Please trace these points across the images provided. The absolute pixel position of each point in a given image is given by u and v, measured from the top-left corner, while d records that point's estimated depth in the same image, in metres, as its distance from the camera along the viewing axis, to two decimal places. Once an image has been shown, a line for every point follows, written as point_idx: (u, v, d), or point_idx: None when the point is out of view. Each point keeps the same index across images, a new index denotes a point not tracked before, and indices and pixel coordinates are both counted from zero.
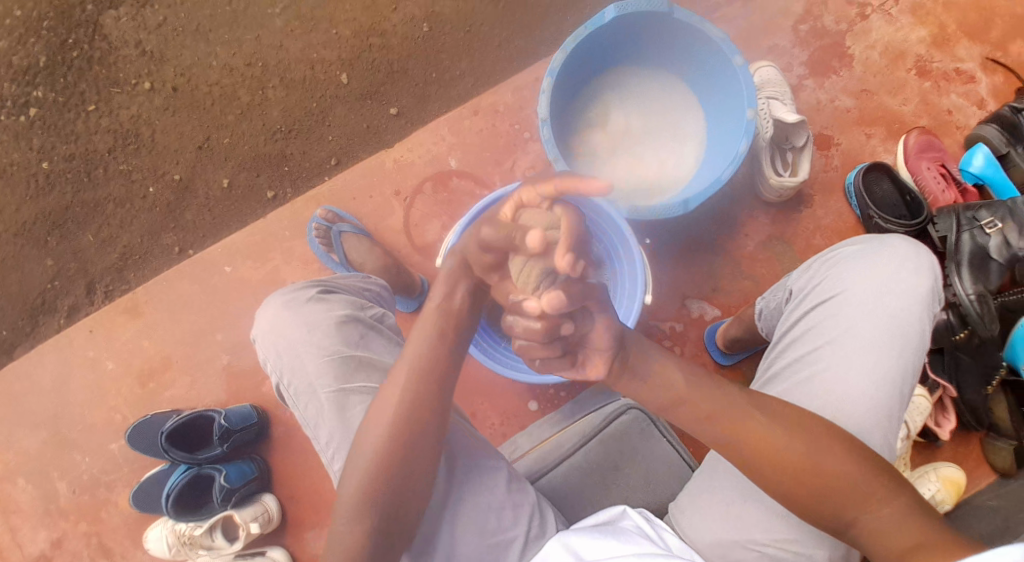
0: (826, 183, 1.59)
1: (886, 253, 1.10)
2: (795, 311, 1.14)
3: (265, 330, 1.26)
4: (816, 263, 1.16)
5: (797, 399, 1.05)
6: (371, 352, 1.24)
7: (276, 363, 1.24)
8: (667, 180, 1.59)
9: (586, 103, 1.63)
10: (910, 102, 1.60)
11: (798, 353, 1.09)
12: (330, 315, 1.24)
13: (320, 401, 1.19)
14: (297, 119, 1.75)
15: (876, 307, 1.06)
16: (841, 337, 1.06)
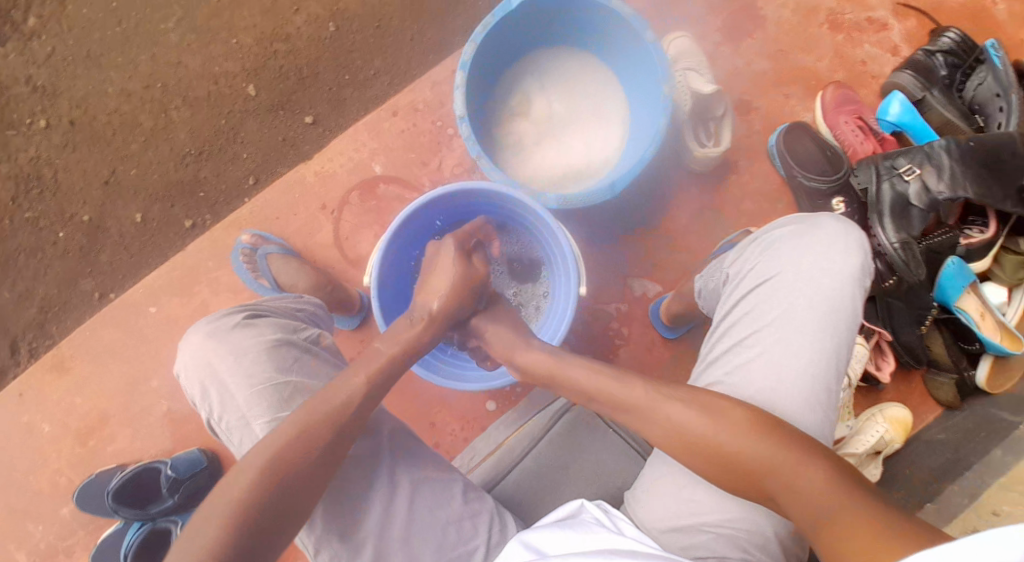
0: (750, 148, 1.61)
1: (817, 234, 1.15)
2: (733, 293, 1.19)
3: (188, 365, 1.18)
4: (752, 245, 1.21)
5: (740, 380, 1.11)
6: (307, 374, 1.17)
7: (204, 399, 1.16)
8: (596, 161, 1.58)
9: (505, 93, 1.61)
10: (824, 58, 1.62)
11: (739, 336, 1.14)
12: (260, 341, 1.18)
13: (256, 434, 1.12)
14: (207, 140, 1.67)
15: (810, 290, 1.12)
16: (778, 318, 1.12)
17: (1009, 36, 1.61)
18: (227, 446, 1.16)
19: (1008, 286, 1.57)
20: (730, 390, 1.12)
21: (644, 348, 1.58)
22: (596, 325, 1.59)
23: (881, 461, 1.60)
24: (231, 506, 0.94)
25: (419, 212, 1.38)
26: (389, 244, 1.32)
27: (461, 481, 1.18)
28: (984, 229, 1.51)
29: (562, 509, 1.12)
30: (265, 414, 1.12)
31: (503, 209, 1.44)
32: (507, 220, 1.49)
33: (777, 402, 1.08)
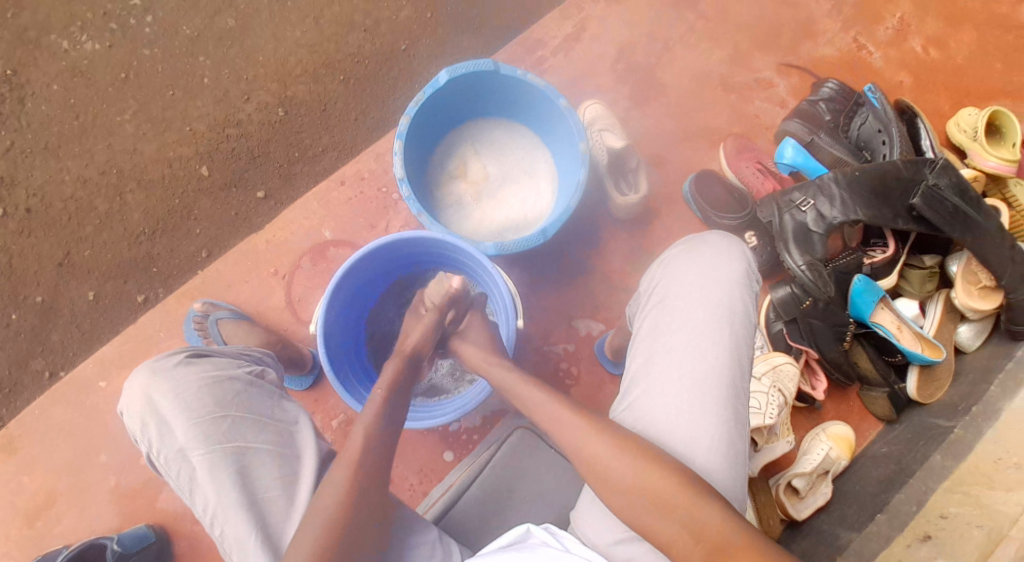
0: (669, 196, 1.76)
1: (706, 248, 1.26)
2: (641, 313, 1.26)
3: (130, 400, 1.19)
4: (653, 267, 1.30)
5: (657, 386, 1.16)
6: (247, 409, 1.21)
7: (143, 432, 1.17)
8: (530, 216, 1.70)
9: (441, 159, 1.74)
10: (724, 114, 1.82)
11: (647, 351, 1.20)
12: (202, 377, 1.21)
13: (193, 466, 1.15)
14: (160, 219, 1.74)
15: (707, 295, 1.20)
16: (679, 329, 1.19)
17: (884, 83, 1.85)
18: (163, 480, 1.18)
19: (919, 300, 1.72)
20: (643, 396, 1.17)
21: (593, 385, 1.66)
22: (545, 366, 1.66)
23: (830, 479, 1.66)
24: None
25: (363, 264, 1.46)
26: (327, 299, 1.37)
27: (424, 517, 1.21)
28: (885, 247, 1.66)
29: (507, 534, 1.10)
30: (205, 449, 1.16)
31: (443, 256, 1.55)
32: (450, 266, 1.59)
33: (683, 407, 1.14)
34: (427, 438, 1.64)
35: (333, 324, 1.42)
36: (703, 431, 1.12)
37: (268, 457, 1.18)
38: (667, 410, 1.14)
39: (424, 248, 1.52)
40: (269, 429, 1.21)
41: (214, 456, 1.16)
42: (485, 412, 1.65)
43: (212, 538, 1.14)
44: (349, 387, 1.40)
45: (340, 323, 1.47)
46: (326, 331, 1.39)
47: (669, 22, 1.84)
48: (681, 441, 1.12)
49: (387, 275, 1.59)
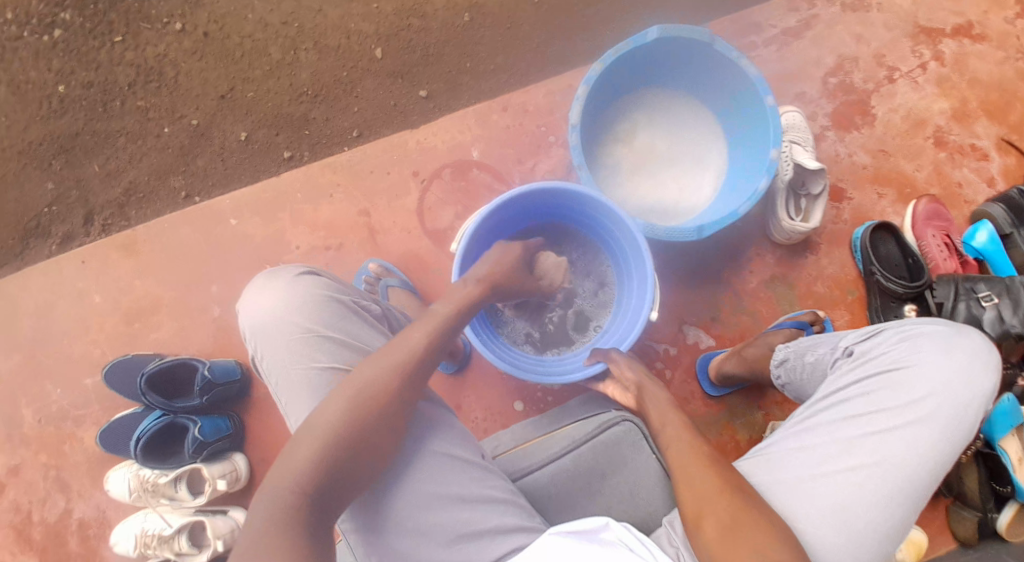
0: (834, 234, 1.64)
1: (961, 342, 1.12)
2: (849, 371, 1.15)
3: (247, 304, 1.14)
4: (880, 330, 1.17)
5: (842, 451, 1.07)
6: (353, 335, 1.12)
7: (253, 336, 1.12)
8: (684, 206, 1.62)
9: (615, 118, 1.65)
10: (923, 169, 1.66)
11: (846, 413, 1.11)
12: (315, 291, 1.13)
13: (290, 379, 1.08)
14: (325, 85, 1.74)
15: (940, 391, 1.09)
16: (893, 409, 1.09)
17: None
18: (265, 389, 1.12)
19: None
20: (820, 453, 1.08)
21: (682, 396, 1.61)
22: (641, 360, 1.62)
23: None
24: (309, 464, 0.95)
25: (519, 199, 1.43)
26: (487, 218, 1.34)
27: (438, 437, 1.11)
28: None
29: (582, 521, 1.06)
30: (304, 364, 1.08)
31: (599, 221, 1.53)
32: (599, 231, 1.57)
33: (864, 486, 1.04)
34: (501, 385, 1.63)
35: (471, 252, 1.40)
36: (873, 519, 1.03)
37: None
38: (843, 480, 1.05)
39: (586, 207, 1.50)
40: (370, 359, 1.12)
41: (312, 371, 1.08)
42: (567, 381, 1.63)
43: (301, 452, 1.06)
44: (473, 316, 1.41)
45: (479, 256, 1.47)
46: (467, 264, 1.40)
47: (899, 54, 1.68)
48: (838, 513, 1.03)
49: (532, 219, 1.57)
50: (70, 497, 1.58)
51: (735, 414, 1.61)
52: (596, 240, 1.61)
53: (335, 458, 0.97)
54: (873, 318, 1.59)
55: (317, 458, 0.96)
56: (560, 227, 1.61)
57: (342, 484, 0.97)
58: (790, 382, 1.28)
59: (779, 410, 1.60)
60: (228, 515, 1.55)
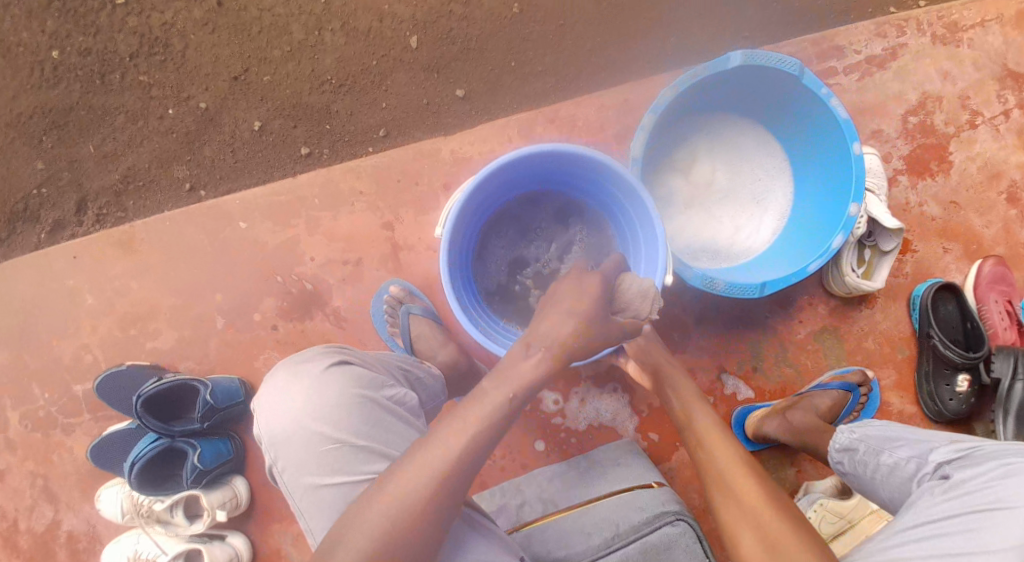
0: (892, 288, 1.56)
1: None
2: (942, 497, 1.09)
3: (268, 402, 1.13)
4: (979, 456, 1.10)
5: None
6: (381, 442, 1.11)
7: (275, 443, 1.10)
8: (736, 246, 1.51)
9: (676, 145, 1.52)
10: (992, 226, 1.55)
11: (937, 548, 1.04)
12: (343, 394, 1.11)
13: (315, 493, 1.09)
14: (351, 74, 1.55)
15: None
16: (996, 552, 1.01)
17: None
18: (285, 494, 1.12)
19: None
20: None
21: None
22: None
23: None
24: None
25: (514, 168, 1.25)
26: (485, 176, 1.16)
27: (477, 546, 1.09)
28: None
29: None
30: (329, 479, 1.08)
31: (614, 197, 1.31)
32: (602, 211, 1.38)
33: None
34: (526, 423, 1.54)
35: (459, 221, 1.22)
36: None
37: None
38: None
39: (601, 178, 1.28)
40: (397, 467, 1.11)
41: (335, 488, 1.08)
42: (592, 423, 1.54)
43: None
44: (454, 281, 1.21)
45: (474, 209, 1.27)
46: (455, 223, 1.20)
47: (984, 98, 1.55)
48: None
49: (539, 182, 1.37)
50: (57, 511, 1.46)
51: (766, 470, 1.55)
52: (605, 220, 1.39)
53: None
54: (921, 382, 1.53)
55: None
56: (570, 200, 1.40)
57: None
58: (856, 474, 1.26)
59: (811, 467, 1.55)
60: (227, 542, 1.43)
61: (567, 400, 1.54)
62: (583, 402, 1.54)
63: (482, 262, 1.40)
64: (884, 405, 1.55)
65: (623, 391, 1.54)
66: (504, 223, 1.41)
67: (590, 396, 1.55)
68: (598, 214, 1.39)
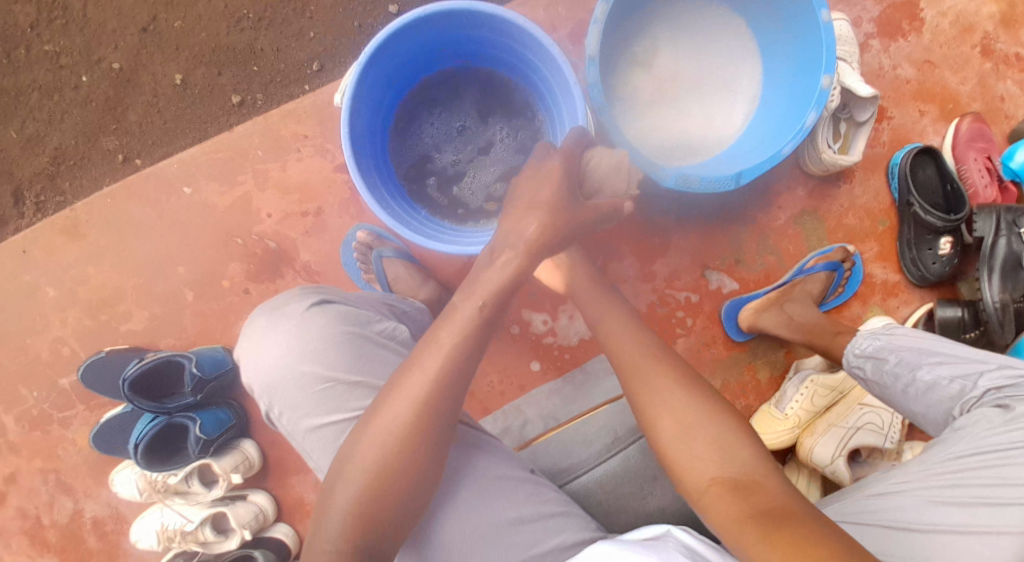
0: (869, 160, 1.51)
1: None
2: (999, 426, 1.08)
3: (252, 349, 1.11)
4: None
5: (987, 518, 1.02)
6: (371, 376, 1.09)
7: (266, 390, 1.09)
8: (710, 138, 1.45)
9: (633, 37, 1.42)
10: (968, 82, 1.50)
11: (993, 476, 1.05)
12: (326, 332, 1.09)
13: (312, 433, 1.07)
14: (268, 5, 1.42)
15: None
16: None
17: None
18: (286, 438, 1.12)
19: None
20: (960, 515, 1.03)
21: (702, 344, 1.54)
22: (658, 309, 1.53)
23: None
24: (343, 517, 0.92)
25: (416, 36, 1.19)
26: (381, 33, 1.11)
27: (484, 458, 1.07)
28: None
29: (647, 528, 0.98)
30: (323, 418, 1.07)
31: (520, 55, 1.23)
32: (525, 87, 1.31)
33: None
34: (514, 347, 1.51)
35: (360, 92, 1.16)
36: None
37: None
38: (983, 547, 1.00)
39: (498, 36, 1.21)
40: None
41: (331, 428, 1.07)
42: (584, 336, 1.51)
43: None
44: (362, 172, 1.16)
45: (371, 95, 1.20)
46: (352, 104, 1.15)
47: None
48: None
49: (451, 54, 1.29)
50: (76, 500, 1.50)
51: (757, 354, 1.55)
52: (530, 94, 1.31)
53: (366, 514, 0.92)
54: (904, 250, 1.51)
55: (359, 507, 0.92)
56: (488, 76, 1.32)
57: (381, 526, 0.93)
58: (885, 385, 1.26)
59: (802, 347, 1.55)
60: (250, 500, 1.48)
61: (556, 319, 1.51)
62: (572, 318, 1.51)
63: (398, 154, 1.33)
64: (869, 277, 1.54)
65: None
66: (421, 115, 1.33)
67: (576, 313, 1.50)
68: (519, 85, 1.31)
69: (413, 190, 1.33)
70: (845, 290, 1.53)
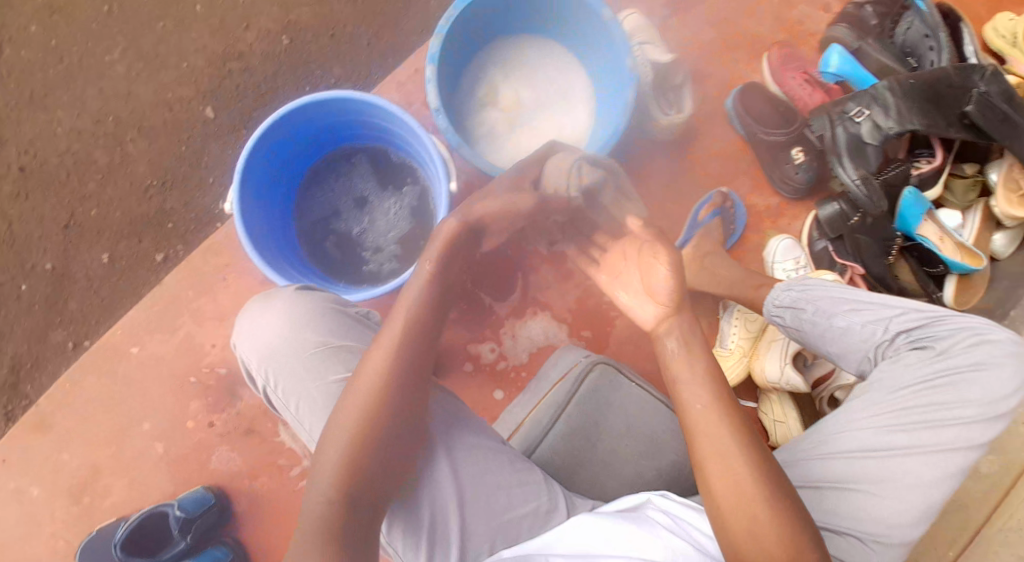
0: (710, 112, 1.70)
1: (1010, 350, 1.19)
2: (914, 363, 1.21)
3: (246, 335, 1.13)
4: (937, 324, 1.23)
5: (914, 442, 1.16)
6: (362, 341, 1.13)
7: (266, 365, 1.11)
8: (567, 143, 1.61)
9: (472, 84, 1.62)
10: (766, 22, 1.73)
11: (927, 403, 1.17)
12: (315, 306, 1.14)
13: (312, 398, 1.07)
14: (167, 169, 1.61)
15: (999, 395, 1.17)
16: (963, 408, 1.16)
17: None
18: (283, 416, 1.11)
19: (961, 209, 1.63)
20: (895, 443, 1.16)
21: None
22: (590, 301, 1.66)
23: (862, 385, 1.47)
24: (331, 476, 0.96)
25: (291, 130, 1.34)
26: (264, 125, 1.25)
27: (466, 431, 1.12)
28: (932, 158, 1.58)
29: (627, 499, 1.11)
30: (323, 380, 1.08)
31: (379, 125, 1.40)
32: (396, 148, 1.48)
33: (948, 475, 1.14)
34: (473, 380, 1.63)
35: (248, 188, 1.30)
36: (934, 499, 1.14)
37: None
38: (914, 468, 1.15)
39: (359, 116, 1.39)
40: None
41: (331, 388, 1.07)
42: (532, 350, 1.64)
43: None
44: (271, 264, 1.27)
45: (260, 198, 1.34)
46: (243, 206, 1.26)
47: None
48: (910, 494, 1.14)
49: (335, 137, 1.45)
50: None
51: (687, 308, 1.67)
52: (402, 156, 1.49)
53: (352, 474, 0.96)
54: (769, 172, 1.66)
55: (346, 462, 0.96)
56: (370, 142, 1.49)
57: (372, 484, 0.97)
58: (804, 330, 1.36)
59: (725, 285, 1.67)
60: None
61: (501, 343, 1.64)
62: (516, 337, 1.64)
63: (310, 249, 1.46)
64: (753, 208, 1.69)
65: (545, 312, 1.65)
66: (314, 199, 1.49)
67: (519, 330, 1.64)
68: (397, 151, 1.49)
69: (320, 256, 1.46)
70: (736, 226, 1.67)
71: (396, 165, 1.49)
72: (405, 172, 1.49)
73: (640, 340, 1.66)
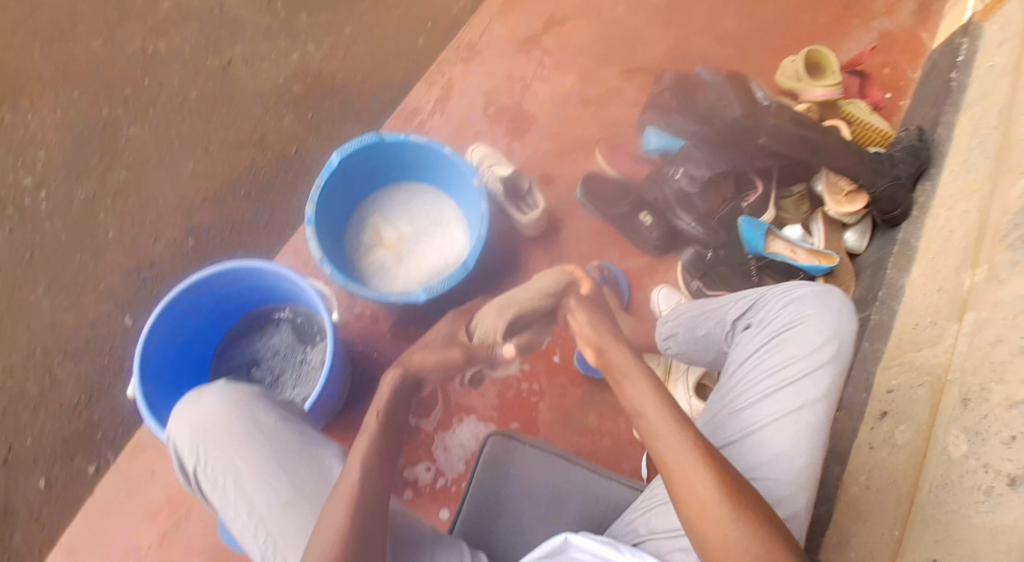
0: (566, 208, 1.93)
1: (819, 301, 1.27)
2: (747, 341, 1.29)
3: (177, 419, 1.23)
4: (757, 302, 1.32)
5: (762, 410, 1.20)
6: (284, 417, 1.23)
7: (192, 446, 1.19)
8: (450, 259, 1.82)
9: (358, 232, 1.86)
10: (591, 125, 2.00)
11: (762, 371, 1.23)
12: (241, 390, 1.24)
13: (237, 473, 1.16)
14: (95, 382, 1.76)
15: (821, 342, 1.23)
16: (793, 364, 1.22)
17: (716, 60, 2.07)
18: (208, 492, 1.19)
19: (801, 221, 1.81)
20: (747, 416, 1.21)
21: (554, 397, 1.78)
22: (507, 394, 1.78)
23: None
24: None
25: (188, 308, 1.53)
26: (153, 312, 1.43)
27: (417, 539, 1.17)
28: (756, 189, 1.78)
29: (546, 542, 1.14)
30: (247, 455, 1.17)
31: (271, 285, 1.60)
32: (296, 302, 1.68)
33: (803, 428, 1.18)
34: (418, 503, 1.70)
35: (150, 374, 1.46)
36: (794, 457, 1.16)
37: (308, 457, 1.18)
38: (766, 433, 1.18)
39: (252, 281, 1.59)
40: (303, 433, 1.22)
41: (256, 461, 1.16)
42: (466, 457, 1.73)
43: (255, 541, 1.13)
44: None
45: (162, 380, 1.51)
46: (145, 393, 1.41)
47: (519, 67, 2.05)
48: (771, 461, 1.16)
49: (241, 301, 1.65)
50: None
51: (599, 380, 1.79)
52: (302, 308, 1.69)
53: None
54: (630, 239, 1.88)
55: None
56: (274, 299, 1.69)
57: None
58: (681, 352, 1.45)
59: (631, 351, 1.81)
60: None
61: (435, 460, 1.73)
62: (448, 448, 1.74)
63: None
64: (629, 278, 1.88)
65: (468, 417, 1.76)
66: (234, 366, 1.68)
67: (449, 441, 1.74)
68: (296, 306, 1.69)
69: None
70: (623, 290, 1.84)
71: (300, 317, 1.70)
72: (309, 320, 1.69)
73: (561, 419, 1.76)
